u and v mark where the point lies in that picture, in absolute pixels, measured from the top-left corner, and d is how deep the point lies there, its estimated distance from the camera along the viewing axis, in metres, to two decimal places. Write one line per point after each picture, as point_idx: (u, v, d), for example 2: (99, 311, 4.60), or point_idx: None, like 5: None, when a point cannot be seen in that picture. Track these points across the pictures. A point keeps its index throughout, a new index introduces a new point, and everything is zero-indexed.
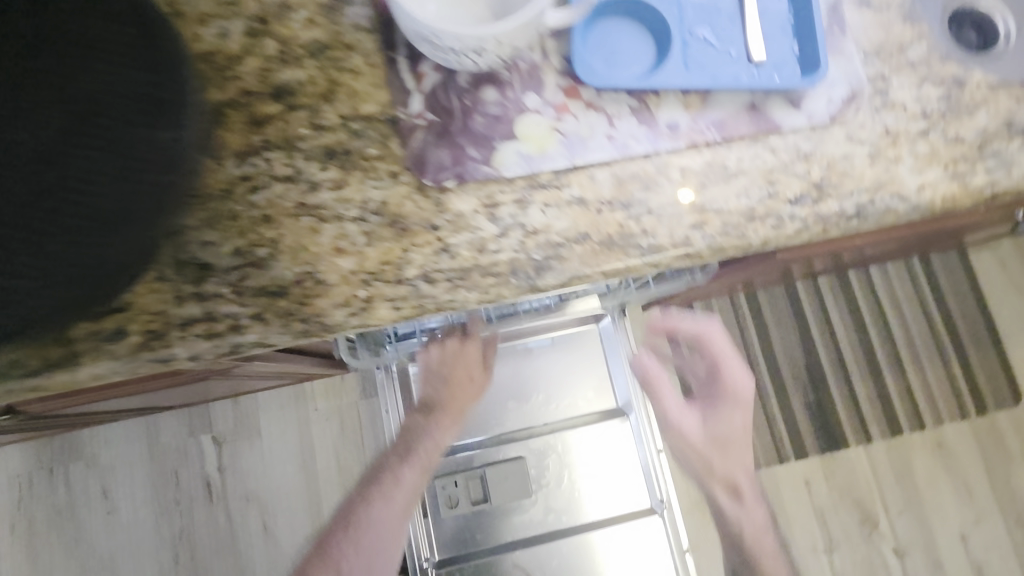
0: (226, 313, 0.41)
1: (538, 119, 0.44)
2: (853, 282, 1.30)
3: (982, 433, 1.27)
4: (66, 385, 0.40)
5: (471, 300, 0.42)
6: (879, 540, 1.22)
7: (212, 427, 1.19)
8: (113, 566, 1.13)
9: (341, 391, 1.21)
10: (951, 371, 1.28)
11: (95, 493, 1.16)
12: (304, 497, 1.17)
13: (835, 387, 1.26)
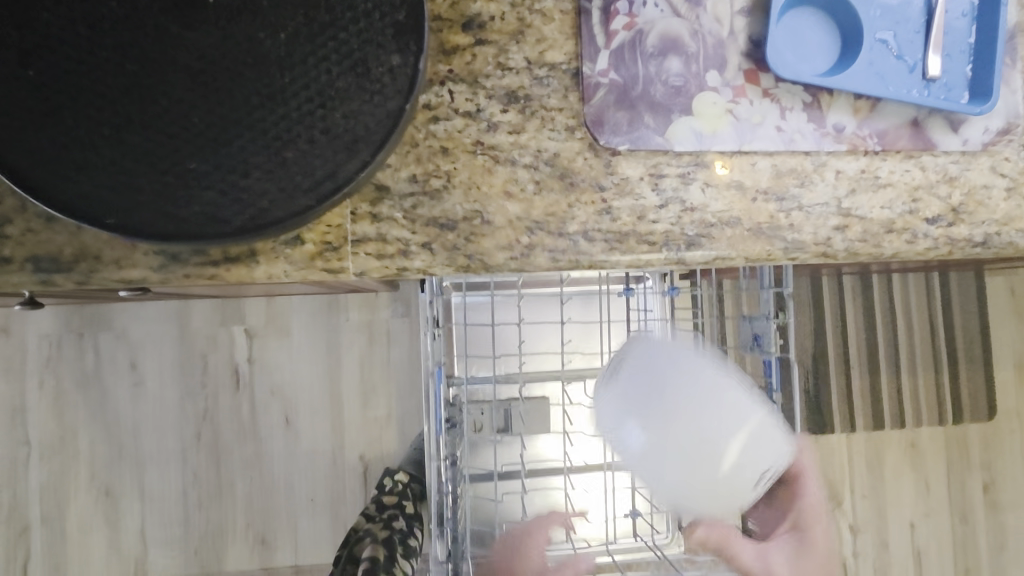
0: (397, 237, 0.42)
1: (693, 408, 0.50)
2: (873, 285, 1.33)
3: (953, 439, 1.39)
4: (240, 280, 0.41)
5: (621, 263, 0.44)
6: (839, 515, 1.35)
7: (245, 320, 1.21)
8: (137, 434, 1.18)
9: (375, 307, 1.24)
10: (940, 382, 1.37)
11: (123, 362, 1.19)
12: (325, 401, 1.23)
13: (834, 379, 1.33)
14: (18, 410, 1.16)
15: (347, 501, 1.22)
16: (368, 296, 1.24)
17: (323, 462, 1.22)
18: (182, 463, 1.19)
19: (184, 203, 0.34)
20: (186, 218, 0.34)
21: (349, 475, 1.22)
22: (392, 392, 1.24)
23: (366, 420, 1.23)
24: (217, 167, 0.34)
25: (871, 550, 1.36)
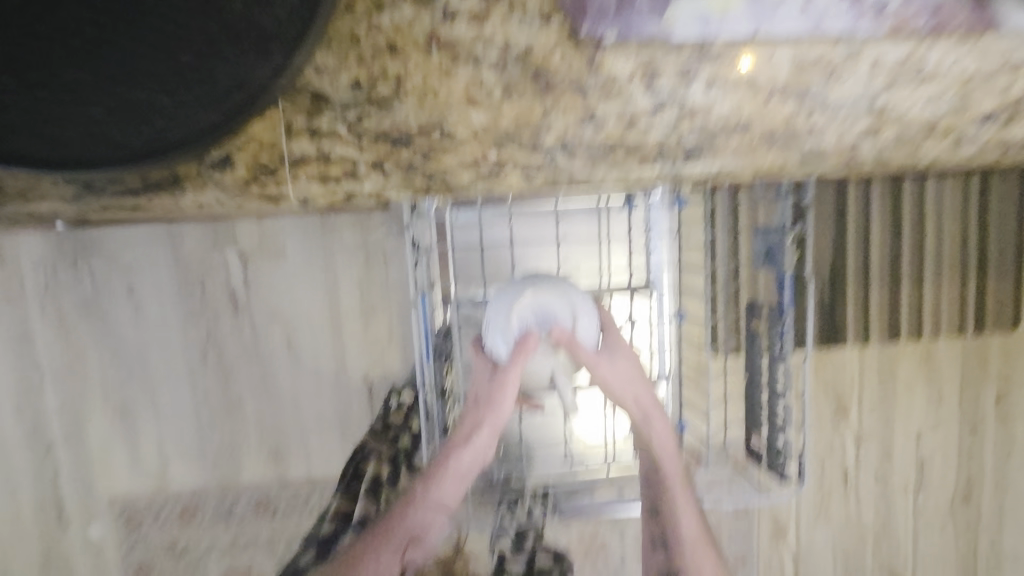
0: (343, 154, 0.47)
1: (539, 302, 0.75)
2: (903, 193, 1.23)
3: (971, 352, 1.35)
4: None
5: None
6: (844, 427, 1.35)
7: (237, 243, 1.18)
8: (142, 357, 1.20)
9: (369, 226, 1.19)
10: (964, 294, 1.30)
11: (119, 288, 1.18)
12: (326, 323, 1.22)
13: (851, 292, 1.26)
14: (24, 336, 1.17)
15: (355, 417, 1.25)
16: (362, 216, 1.19)
17: (328, 382, 1.24)
18: (190, 385, 1.22)
19: (137, 131, 0.43)
20: (135, 145, 0.43)
21: (355, 394, 1.24)
22: (392, 312, 1.22)
23: (367, 341, 1.23)
24: (154, 95, 0.42)
25: (873, 458, 1.38)
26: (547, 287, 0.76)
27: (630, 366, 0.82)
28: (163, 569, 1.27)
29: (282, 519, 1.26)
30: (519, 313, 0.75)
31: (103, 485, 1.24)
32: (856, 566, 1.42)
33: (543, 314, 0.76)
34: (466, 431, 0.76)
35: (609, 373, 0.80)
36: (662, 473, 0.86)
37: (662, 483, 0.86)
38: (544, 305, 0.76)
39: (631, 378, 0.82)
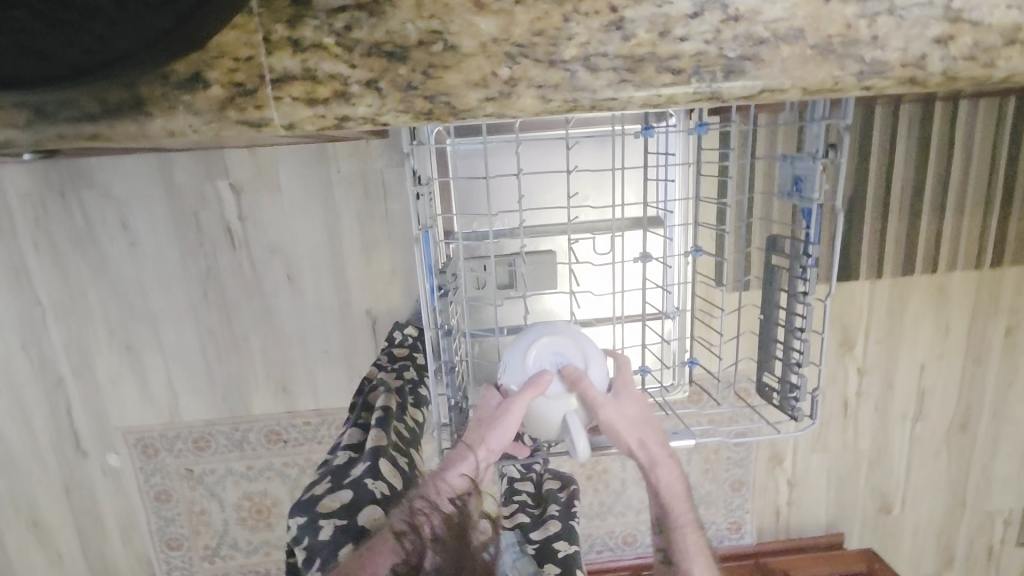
0: (331, 74, 0.33)
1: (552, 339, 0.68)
2: (933, 117, 1.15)
3: (985, 285, 1.32)
4: (136, 137, 0.33)
5: (636, 100, 0.35)
6: (849, 360, 1.35)
7: (229, 174, 1.12)
8: (143, 293, 1.18)
9: (367, 156, 1.13)
10: (986, 224, 1.25)
11: (112, 222, 1.14)
12: (327, 257, 1.19)
13: (870, 224, 1.21)
14: (20, 272, 1.15)
15: (360, 352, 1.25)
16: (360, 145, 1.13)
17: (332, 317, 1.22)
18: (194, 320, 1.21)
19: None
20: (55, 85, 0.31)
21: (359, 329, 1.23)
22: (394, 247, 1.19)
23: (370, 276, 1.20)
24: None
25: (875, 390, 1.39)
26: (563, 326, 0.69)
27: (641, 412, 0.68)
28: (182, 495, 1.31)
29: (294, 448, 1.29)
30: (529, 354, 0.68)
31: (115, 417, 1.26)
32: (849, 490, 1.47)
33: (557, 352, 0.68)
34: (477, 434, 0.66)
35: (619, 418, 0.66)
36: (677, 536, 0.70)
37: (675, 541, 0.70)
38: (558, 343, 0.68)
39: (646, 423, 0.68)
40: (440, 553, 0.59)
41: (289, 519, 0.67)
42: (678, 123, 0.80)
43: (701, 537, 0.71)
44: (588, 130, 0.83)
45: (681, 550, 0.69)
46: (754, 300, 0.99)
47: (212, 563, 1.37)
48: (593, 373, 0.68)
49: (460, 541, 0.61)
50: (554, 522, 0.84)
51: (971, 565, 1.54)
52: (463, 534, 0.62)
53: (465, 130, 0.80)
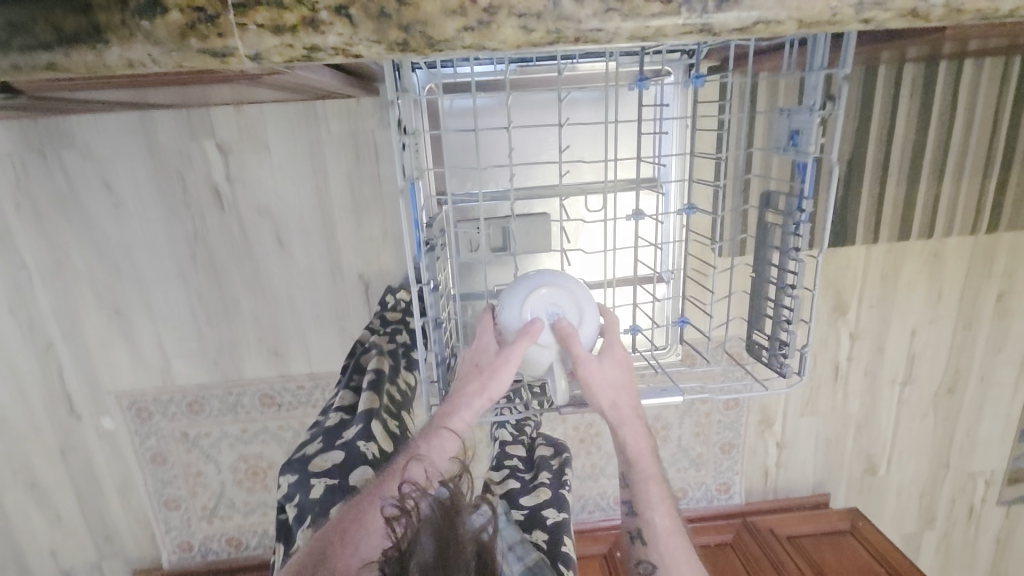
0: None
1: (552, 289, 0.67)
2: (937, 75, 1.12)
3: (979, 249, 1.32)
4: (94, 68, 0.32)
5: (623, 32, 0.33)
6: (841, 324, 1.36)
7: (214, 133, 1.09)
8: (129, 256, 1.16)
9: (357, 115, 1.10)
10: (986, 188, 1.23)
11: (95, 181, 1.11)
12: (318, 219, 1.17)
13: (868, 187, 1.19)
14: (3, 234, 1.13)
15: (353, 316, 1.24)
16: (348, 103, 1.10)
17: (324, 280, 1.21)
18: (182, 284, 1.19)
19: None
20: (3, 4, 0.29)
21: (351, 293, 1.22)
22: (384, 209, 1.17)
23: (362, 239, 1.18)
24: None
25: (866, 354, 1.39)
26: (562, 278, 0.68)
27: (623, 373, 0.67)
28: (178, 458, 1.32)
29: (288, 412, 1.30)
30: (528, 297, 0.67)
31: (108, 381, 1.25)
32: (837, 452, 1.49)
33: (554, 305, 0.67)
34: (474, 385, 0.65)
35: (599, 375, 0.65)
36: (641, 496, 0.67)
37: (639, 495, 0.68)
38: (556, 296, 0.67)
39: (623, 385, 0.66)
40: (432, 530, 0.54)
41: (281, 477, 0.67)
42: (675, 79, 0.78)
43: (668, 499, 0.68)
44: (583, 85, 0.80)
45: (645, 505, 0.67)
46: (748, 262, 0.98)
47: (209, 523, 1.39)
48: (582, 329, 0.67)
49: (452, 518, 0.56)
50: (546, 489, 0.85)
51: (951, 524, 1.59)
52: (456, 511, 0.57)
53: (454, 84, 0.77)
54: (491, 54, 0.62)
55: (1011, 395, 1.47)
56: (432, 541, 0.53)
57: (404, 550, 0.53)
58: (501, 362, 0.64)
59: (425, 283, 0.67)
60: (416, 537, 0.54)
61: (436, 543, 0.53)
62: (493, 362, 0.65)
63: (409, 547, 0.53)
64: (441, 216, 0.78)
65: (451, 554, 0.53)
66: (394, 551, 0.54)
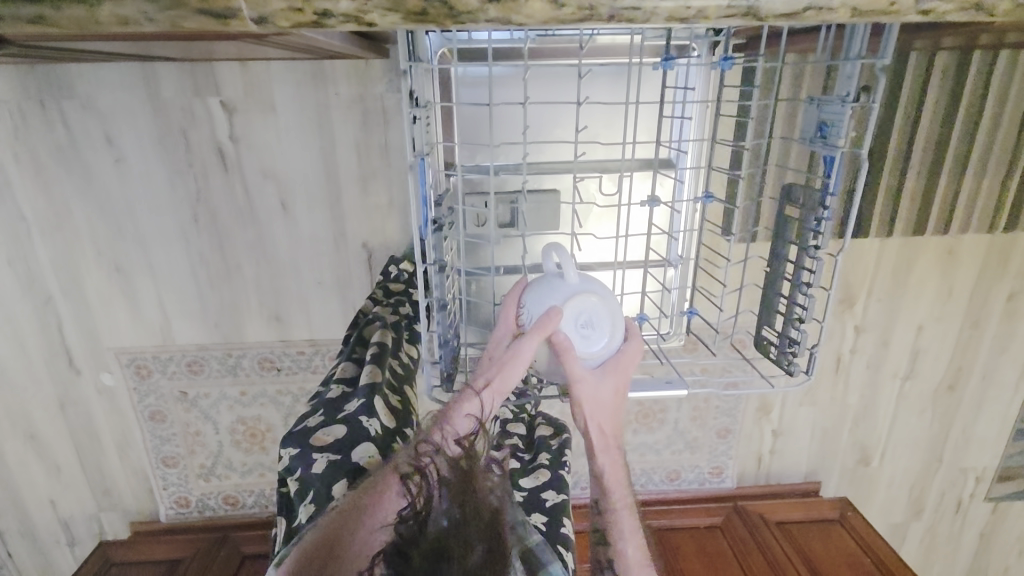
0: None
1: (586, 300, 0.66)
2: (971, 66, 1.06)
3: (996, 247, 1.29)
4: (82, 22, 0.30)
5: (661, 11, 0.31)
6: (847, 317, 1.34)
7: (220, 90, 1.06)
8: (131, 213, 1.14)
9: (367, 78, 1.06)
10: (1007, 187, 1.20)
11: (96, 136, 1.08)
12: (322, 185, 1.14)
13: (887, 179, 1.16)
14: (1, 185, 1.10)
15: (355, 285, 1.23)
16: (357, 64, 1.06)
17: (327, 248, 1.19)
18: (184, 245, 1.17)
19: None
20: None
21: (354, 261, 1.21)
22: (391, 178, 1.14)
23: (367, 208, 1.16)
24: None
25: (870, 348, 1.38)
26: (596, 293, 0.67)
27: (613, 398, 0.67)
28: (176, 417, 1.33)
29: (287, 376, 1.30)
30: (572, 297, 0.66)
31: (108, 338, 1.25)
32: (832, 442, 1.50)
33: (584, 316, 0.66)
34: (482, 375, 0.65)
35: (589, 397, 0.66)
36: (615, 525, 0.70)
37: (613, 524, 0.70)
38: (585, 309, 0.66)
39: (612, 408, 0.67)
40: (447, 485, 0.54)
41: (281, 450, 0.66)
42: (701, 57, 0.74)
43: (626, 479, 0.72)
44: (604, 60, 0.76)
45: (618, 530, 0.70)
46: (761, 251, 0.95)
47: (207, 481, 1.41)
48: (585, 353, 0.66)
49: (468, 479, 0.55)
50: (544, 472, 0.85)
51: (938, 516, 1.60)
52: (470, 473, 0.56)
53: (470, 53, 0.73)
54: (505, 29, 0.58)
55: (1012, 394, 1.46)
56: (449, 499, 0.53)
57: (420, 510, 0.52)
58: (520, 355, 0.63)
59: (432, 262, 0.65)
60: (434, 499, 0.53)
61: (454, 503, 0.53)
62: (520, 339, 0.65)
63: (427, 507, 0.53)
64: (450, 192, 0.75)
65: (470, 512, 0.52)
66: (410, 509, 0.53)
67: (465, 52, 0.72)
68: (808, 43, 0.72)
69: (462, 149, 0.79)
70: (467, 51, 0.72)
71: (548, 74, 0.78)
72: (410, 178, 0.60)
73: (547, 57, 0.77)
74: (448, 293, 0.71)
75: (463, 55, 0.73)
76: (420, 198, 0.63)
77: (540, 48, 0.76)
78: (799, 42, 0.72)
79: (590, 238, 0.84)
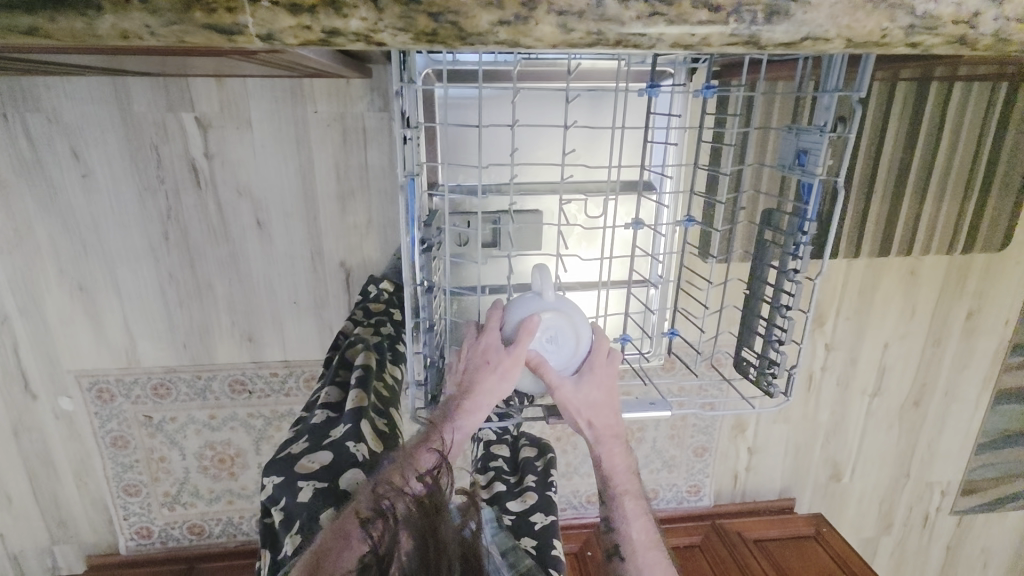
0: None
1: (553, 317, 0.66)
2: (929, 97, 1.13)
3: (953, 268, 1.36)
4: (79, 35, 0.29)
5: (666, 38, 0.32)
6: (817, 335, 1.38)
7: (194, 106, 1.04)
8: (98, 231, 1.10)
9: (347, 97, 1.06)
10: (963, 211, 1.26)
11: (63, 150, 1.04)
12: (301, 203, 1.12)
13: (853, 203, 1.21)
14: None
15: (332, 305, 1.21)
16: (338, 83, 1.05)
17: (304, 266, 1.17)
18: (153, 263, 1.13)
19: None
20: None
21: (332, 280, 1.18)
22: (371, 197, 1.13)
23: (346, 227, 1.15)
24: None
25: (839, 366, 1.42)
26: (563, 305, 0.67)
27: (605, 396, 0.68)
28: (140, 442, 1.27)
29: (259, 399, 1.26)
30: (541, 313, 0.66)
31: (68, 360, 1.19)
32: (805, 459, 1.53)
33: (549, 331, 0.66)
34: (467, 384, 0.64)
35: (579, 403, 0.67)
36: (620, 513, 0.73)
37: (617, 512, 0.73)
38: (554, 323, 0.66)
39: (607, 406, 0.68)
40: (411, 531, 0.54)
41: (264, 478, 0.63)
42: (682, 84, 0.77)
43: (630, 466, 0.73)
44: (589, 85, 0.77)
45: (622, 521, 0.73)
46: (737, 273, 0.98)
47: (171, 510, 1.34)
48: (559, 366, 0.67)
49: (431, 517, 0.55)
50: (532, 494, 0.84)
51: (907, 530, 1.64)
52: (434, 511, 0.56)
53: (457, 75, 0.73)
54: (493, 59, 0.59)
55: (972, 410, 1.52)
56: (411, 545, 0.53)
57: (383, 556, 0.52)
58: (514, 366, 0.64)
59: (419, 283, 0.64)
60: (396, 541, 0.53)
61: (418, 544, 0.53)
62: (496, 363, 0.64)
63: (390, 551, 0.52)
64: (437, 212, 0.74)
65: (433, 558, 0.53)
66: (372, 557, 0.52)
67: (452, 74, 0.73)
68: (782, 73, 0.75)
69: (447, 169, 0.79)
70: (455, 72, 0.72)
71: (533, 98, 0.79)
72: (399, 201, 0.59)
73: (533, 80, 0.78)
74: (433, 314, 0.70)
75: (450, 76, 0.73)
76: (408, 221, 0.62)
77: (526, 71, 0.77)
78: (775, 71, 0.74)
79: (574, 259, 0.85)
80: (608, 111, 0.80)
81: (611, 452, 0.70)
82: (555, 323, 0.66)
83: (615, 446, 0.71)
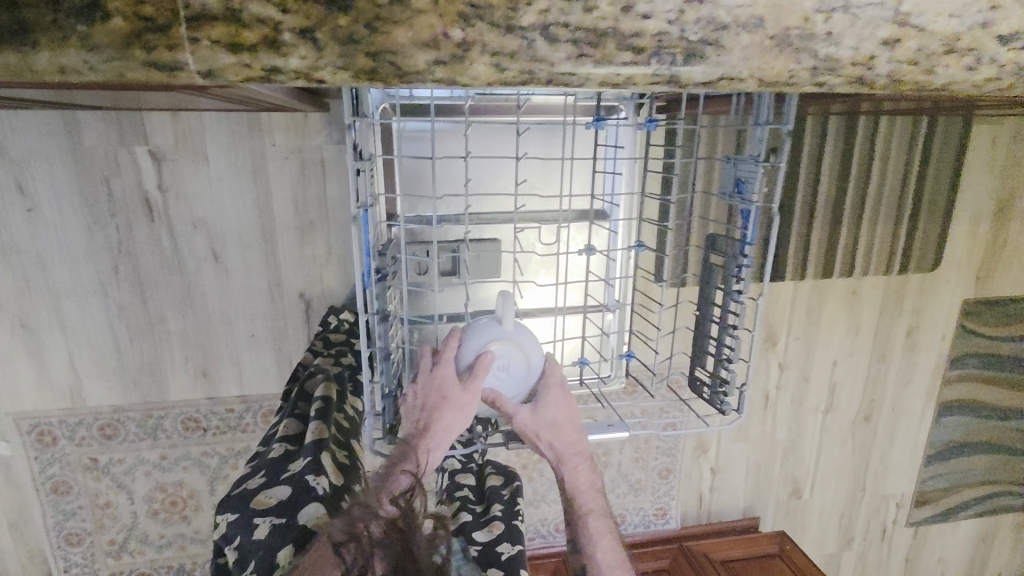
0: (257, 17, 0.30)
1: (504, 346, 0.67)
2: (858, 129, 1.21)
3: (892, 288, 1.43)
4: (15, 71, 0.30)
5: (594, 78, 0.34)
6: (770, 354, 1.42)
7: (148, 138, 1.03)
8: (42, 266, 1.06)
9: (305, 130, 1.07)
10: (897, 234, 1.34)
11: (6, 184, 1.01)
12: (258, 236, 1.11)
13: (797, 227, 1.27)
14: None
15: (290, 337, 1.18)
16: (296, 116, 1.06)
17: (261, 299, 1.15)
18: (102, 298, 1.10)
19: None
20: None
21: (290, 312, 1.17)
22: (330, 228, 1.13)
23: (304, 258, 1.14)
24: None
25: (793, 384, 1.47)
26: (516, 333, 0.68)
27: (564, 416, 0.71)
28: (83, 487, 1.20)
29: (214, 437, 1.21)
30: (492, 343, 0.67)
31: (6, 402, 1.13)
32: (766, 477, 1.56)
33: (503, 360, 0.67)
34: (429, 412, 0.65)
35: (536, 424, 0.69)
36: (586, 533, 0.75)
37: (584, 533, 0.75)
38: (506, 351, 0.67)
39: (568, 425, 0.71)
40: (386, 555, 0.53)
41: (218, 517, 0.61)
42: (627, 117, 0.81)
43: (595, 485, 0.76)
44: (539, 118, 0.80)
45: (588, 540, 0.75)
46: (690, 296, 1.01)
47: (116, 559, 1.26)
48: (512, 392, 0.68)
49: (405, 538, 0.55)
50: (498, 523, 0.83)
51: (867, 544, 1.68)
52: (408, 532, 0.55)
53: (411, 109, 0.76)
54: (442, 94, 0.61)
55: (918, 423, 1.58)
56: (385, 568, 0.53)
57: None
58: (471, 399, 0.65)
59: (373, 313, 0.65)
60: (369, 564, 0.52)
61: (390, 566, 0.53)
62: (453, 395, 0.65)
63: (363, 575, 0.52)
64: (392, 242, 0.75)
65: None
66: None
67: (407, 108, 0.75)
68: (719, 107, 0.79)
69: (403, 200, 0.80)
70: (409, 106, 0.74)
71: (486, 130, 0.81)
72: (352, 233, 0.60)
73: (486, 113, 0.80)
74: (389, 343, 0.70)
75: (405, 111, 0.75)
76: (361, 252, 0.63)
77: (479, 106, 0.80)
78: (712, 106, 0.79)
79: (532, 286, 0.86)
80: (559, 142, 0.83)
81: (574, 470, 0.73)
82: (507, 352, 0.67)
83: (578, 465, 0.73)
